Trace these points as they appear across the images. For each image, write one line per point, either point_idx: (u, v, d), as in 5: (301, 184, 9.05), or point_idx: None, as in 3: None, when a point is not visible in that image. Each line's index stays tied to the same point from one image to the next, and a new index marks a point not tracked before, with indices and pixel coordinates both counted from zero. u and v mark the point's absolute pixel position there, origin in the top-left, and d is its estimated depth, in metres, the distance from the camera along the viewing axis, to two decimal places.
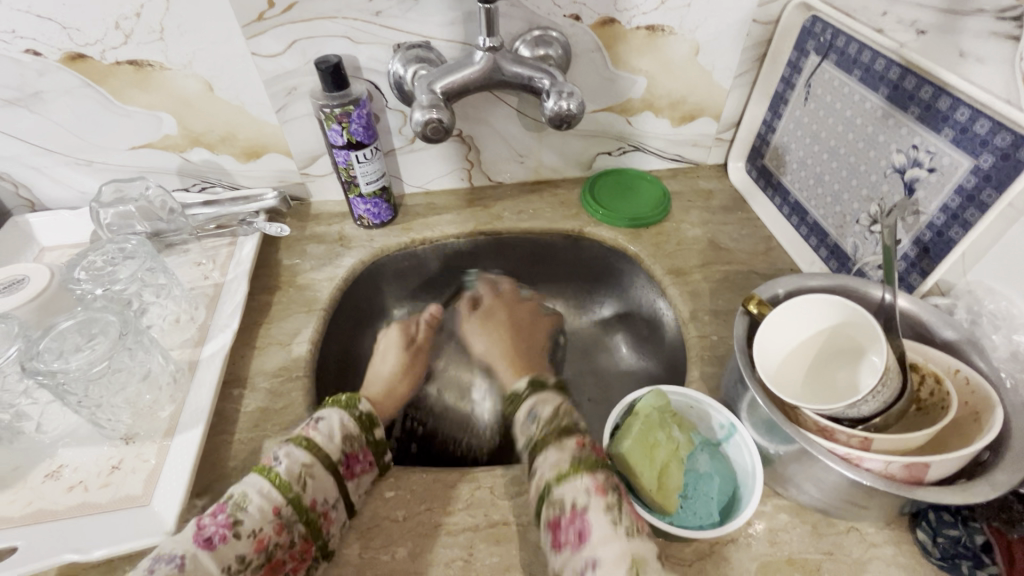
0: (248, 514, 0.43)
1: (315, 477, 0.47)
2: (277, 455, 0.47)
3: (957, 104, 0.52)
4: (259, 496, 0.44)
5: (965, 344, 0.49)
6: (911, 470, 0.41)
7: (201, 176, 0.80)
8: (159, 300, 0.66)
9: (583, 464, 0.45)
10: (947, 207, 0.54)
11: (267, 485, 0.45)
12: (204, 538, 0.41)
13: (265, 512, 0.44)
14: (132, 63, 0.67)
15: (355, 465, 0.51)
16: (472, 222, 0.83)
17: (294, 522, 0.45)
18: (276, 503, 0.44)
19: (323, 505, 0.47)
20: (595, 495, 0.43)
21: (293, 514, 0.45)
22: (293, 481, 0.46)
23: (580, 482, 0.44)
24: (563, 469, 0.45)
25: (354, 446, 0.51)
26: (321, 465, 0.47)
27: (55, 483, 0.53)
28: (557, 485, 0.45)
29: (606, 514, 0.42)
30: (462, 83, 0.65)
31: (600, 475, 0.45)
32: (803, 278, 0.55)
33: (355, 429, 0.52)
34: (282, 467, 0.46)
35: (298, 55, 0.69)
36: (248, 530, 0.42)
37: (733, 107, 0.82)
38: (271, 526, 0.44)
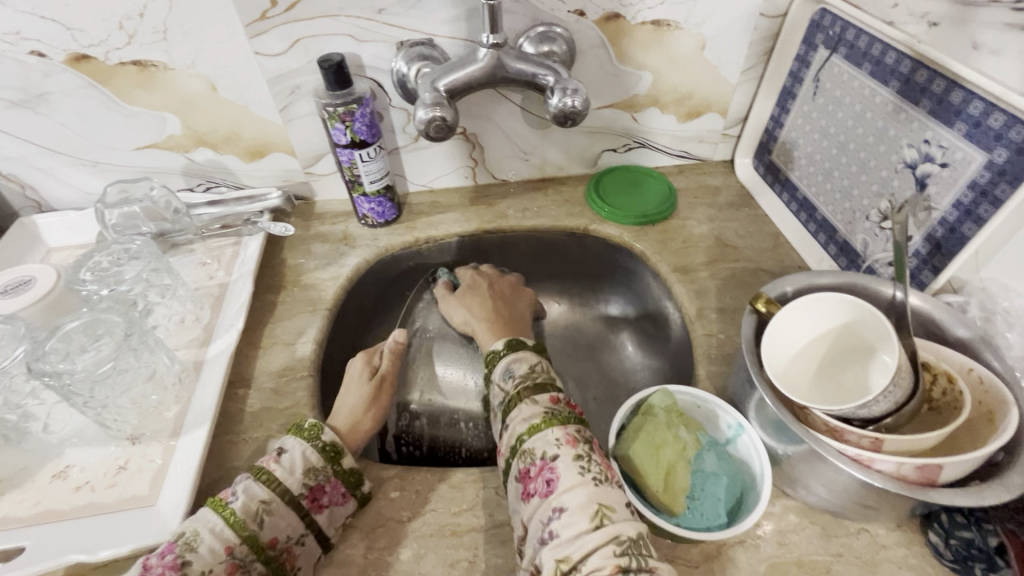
0: (198, 555, 0.42)
1: (272, 514, 0.46)
2: (232, 488, 0.46)
3: (971, 97, 0.51)
4: (210, 536, 0.43)
5: (978, 342, 0.48)
6: (924, 472, 0.40)
7: (205, 176, 0.80)
8: (165, 300, 0.67)
9: (556, 418, 0.48)
10: (960, 203, 0.53)
11: (219, 522, 0.44)
12: None
13: (216, 553, 0.43)
14: (136, 63, 0.67)
15: (323, 497, 0.48)
16: (476, 220, 0.82)
17: (250, 562, 0.44)
18: (228, 542, 0.44)
19: (284, 542, 0.46)
20: (565, 445, 0.47)
21: (248, 553, 0.44)
22: (246, 517, 0.45)
23: (551, 433, 0.47)
24: (536, 422, 0.49)
25: (320, 476, 0.48)
26: (279, 499, 0.46)
27: (62, 483, 0.53)
28: (529, 437, 0.48)
29: (575, 465, 0.45)
30: (466, 80, 0.65)
31: (571, 429, 0.48)
32: (812, 275, 0.54)
33: (320, 462, 0.49)
34: (236, 502, 0.45)
35: (301, 54, 0.69)
36: (198, 571, 0.42)
37: (740, 103, 0.81)
38: (222, 567, 0.43)
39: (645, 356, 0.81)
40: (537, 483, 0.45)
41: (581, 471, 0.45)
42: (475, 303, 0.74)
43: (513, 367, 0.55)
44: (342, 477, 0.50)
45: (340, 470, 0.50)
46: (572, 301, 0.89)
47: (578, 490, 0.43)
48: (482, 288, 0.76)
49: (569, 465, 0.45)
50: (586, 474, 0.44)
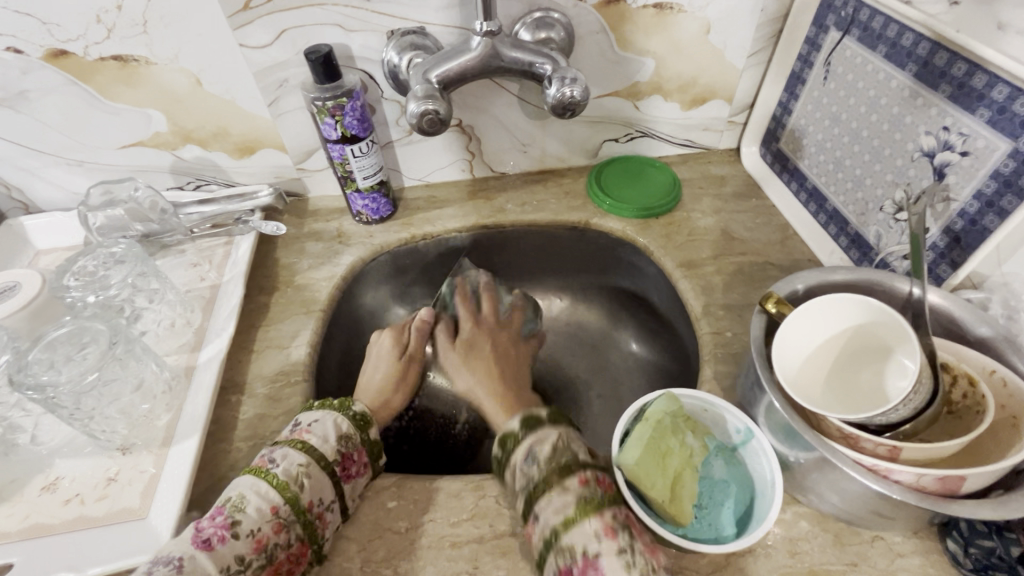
0: (246, 515, 0.43)
1: (312, 477, 0.46)
2: (275, 455, 0.47)
3: (994, 81, 0.48)
4: (256, 497, 0.44)
5: (1001, 342, 0.46)
6: (945, 483, 0.38)
7: (195, 175, 0.78)
8: (153, 305, 0.65)
9: (591, 505, 0.42)
10: (981, 194, 0.50)
11: (264, 485, 0.45)
12: (201, 540, 0.41)
13: (263, 513, 0.43)
14: (117, 59, 0.65)
15: (351, 467, 0.49)
16: (475, 215, 0.80)
17: (293, 523, 0.44)
18: (274, 502, 0.44)
19: (319, 506, 0.46)
20: (607, 539, 0.40)
21: (292, 515, 0.44)
22: (292, 481, 0.45)
23: (588, 526, 0.41)
24: (569, 513, 0.42)
25: (348, 446, 0.49)
26: (319, 465, 0.47)
27: (51, 496, 0.52)
28: (565, 531, 0.41)
29: (618, 556, 0.40)
30: (459, 71, 0.62)
31: (608, 515, 0.42)
32: (824, 272, 0.52)
33: (350, 430, 0.50)
34: (281, 469, 0.45)
35: (288, 46, 0.66)
36: (247, 531, 0.42)
37: (747, 88, 0.78)
38: (269, 526, 0.43)
39: (650, 353, 0.79)
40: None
41: (626, 564, 0.39)
42: (480, 362, 0.62)
43: (534, 447, 0.46)
44: (366, 451, 0.51)
45: (367, 441, 0.51)
46: (575, 297, 0.87)
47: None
48: (484, 342, 0.66)
49: (614, 562, 0.39)
50: (632, 567, 0.39)
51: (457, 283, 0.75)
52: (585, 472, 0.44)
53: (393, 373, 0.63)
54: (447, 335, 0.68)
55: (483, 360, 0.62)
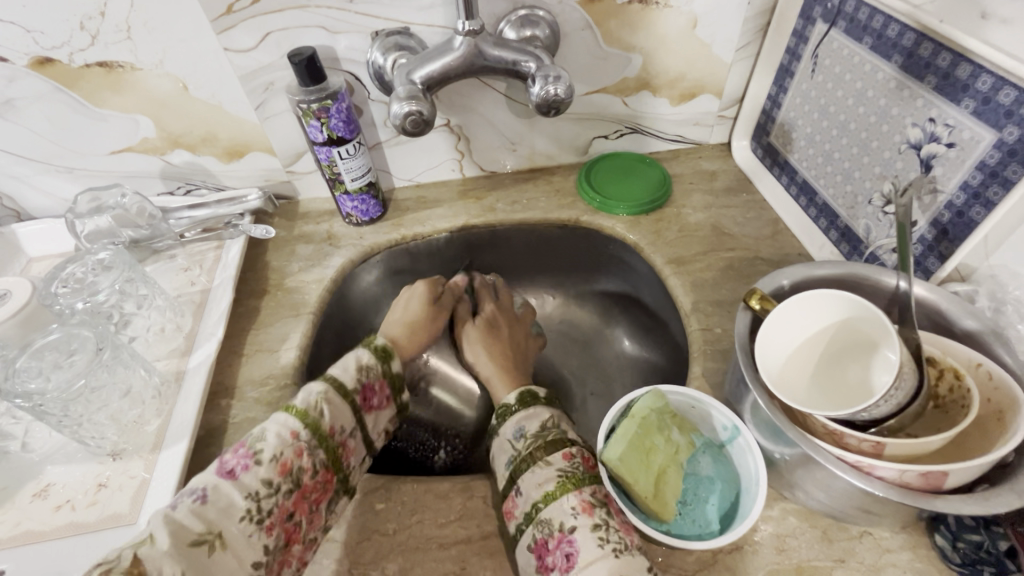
0: (268, 444, 0.46)
1: (332, 404, 0.50)
2: (297, 393, 0.51)
3: (979, 71, 0.47)
4: (278, 428, 0.47)
5: (988, 335, 0.45)
6: (929, 479, 0.38)
7: (185, 179, 0.78)
8: (142, 311, 0.65)
9: (571, 482, 0.46)
10: (968, 185, 0.50)
11: (285, 418, 0.48)
12: (227, 470, 0.44)
13: (284, 438, 0.46)
14: (103, 65, 0.65)
15: (372, 398, 0.54)
16: (464, 215, 0.79)
17: (316, 447, 0.48)
18: (293, 428, 0.47)
19: (341, 433, 0.50)
20: (582, 514, 0.44)
21: (314, 438, 0.48)
22: (311, 408, 0.49)
23: (566, 501, 0.45)
24: (550, 489, 0.46)
25: (369, 378, 0.54)
26: (338, 393, 0.51)
27: (42, 503, 0.52)
28: (545, 506, 0.45)
29: (593, 535, 0.42)
30: (442, 71, 0.62)
31: (586, 493, 0.45)
32: (810, 267, 0.51)
33: (373, 362, 0.56)
34: (301, 400, 0.49)
35: (272, 48, 0.66)
36: (270, 457, 0.45)
37: (736, 82, 0.78)
38: (291, 450, 0.46)
39: (642, 350, 0.79)
40: (557, 557, 0.43)
41: (600, 542, 0.42)
42: (493, 347, 0.70)
43: (526, 424, 0.52)
44: (387, 385, 0.57)
45: (387, 375, 0.57)
46: (567, 295, 0.87)
47: (598, 564, 0.41)
48: (501, 329, 0.73)
49: (588, 538, 0.42)
50: (605, 545, 0.42)
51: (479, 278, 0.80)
52: (571, 448, 0.49)
53: (421, 317, 0.68)
54: (467, 312, 0.75)
55: (499, 347, 0.70)
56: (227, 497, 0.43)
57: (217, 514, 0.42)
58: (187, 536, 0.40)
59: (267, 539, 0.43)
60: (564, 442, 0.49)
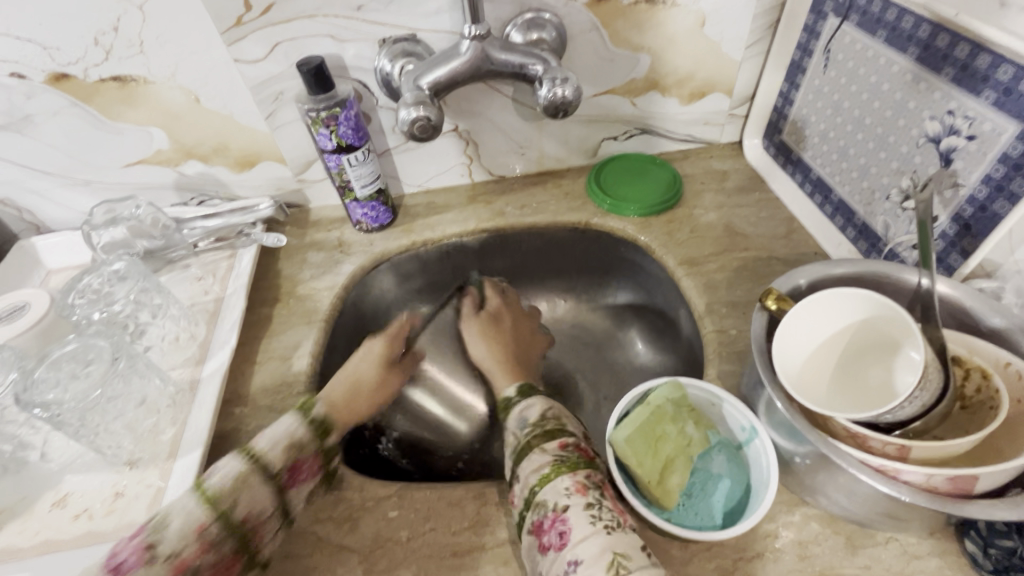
0: (168, 534, 0.41)
1: (249, 489, 0.45)
2: (212, 469, 0.46)
3: (999, 61, 0.46)
4: (182, 514, 0.43)
5: (1016, 332, 0.44)
6: (957, 483, 0.36)
7: (198, 190, 0.79)
8: (157, 321, 0.66)
9: (564, 465, 0.45)
10: (990, 179, 0.48)
11: (195, 501, 0.44)
12: (117, 563, 0.40)
13: (187, 531, 0.42)
14: (116, 79, 0.66)
15: (300, 474, 0.49)
16: (474, 219, 0.79)
17: (222, 539, 0.43)
18: (201, 520, 0.43)
19: (256, 519, 0.45)
20: (576, 496, 0.43)
21: (220, 532, 0.43)
22: (219, 496, 0.44)
23: (561, 482, 0.44)
24: (545, 472, 0.45)
25: (300, 454, 0.49)
26: (258, 475, 0.46)
27: (61, 512, 0.53)
28: (540, 489, 0.44)
29: (586, 513, 0.42)
30: (450, 77, 0.62)
31: (581, 475, 0.44)
32: (827, 265, 0.50)
33: (309, 436, 0.51)
34: (216, 479, 0.45)
35: (282, 59, 0.66)
36: (167, 553, 0.40)
37: (746, 80, 0.77)
38: (193, 547, 0.41)
39: (656, 353, 0.78)
40: (551, 536, 0.42)
41: (593, 520, 0.41)
42: (492, 337, 0.72)
43: (527, 411, 0.52)
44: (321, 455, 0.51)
45: (323, 447, 0.51)
46: (579, 299, 0.87)
47: (591, 540, 0.40)
48: (504, 320, 0.75)
49: (581, 516, 0.41)
50: (598, 522, 0.41)
51: (490, 280, 0.82)
52: (567, 437, 0.48)
53: (375, 378, 0.63)
54: (472, 307, 0.78)
55: (502, 339, 0.72)
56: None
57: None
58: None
59: None
60: (563, 433, 0.48)
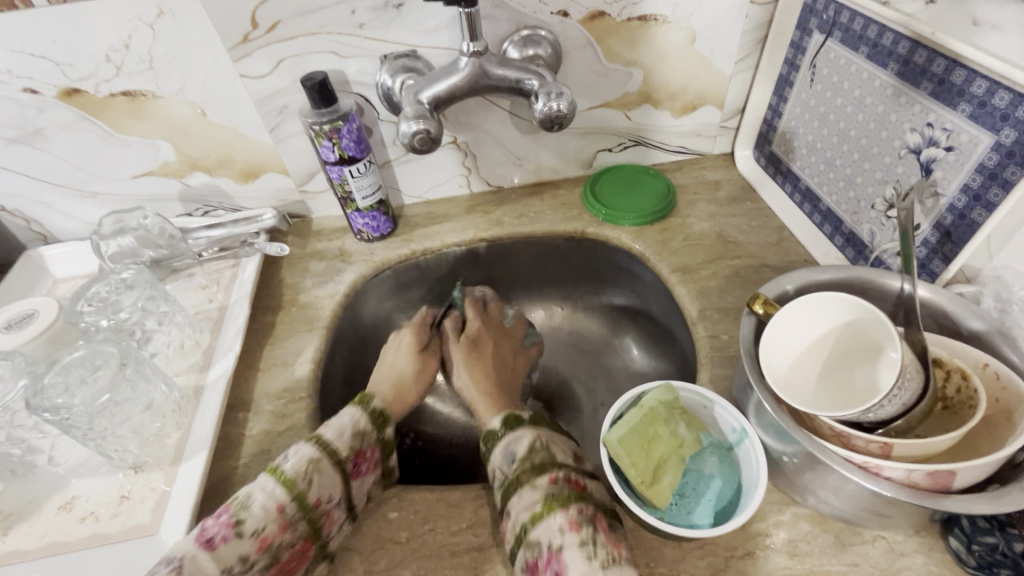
0: (250, 514, 0.44)
1: (321, 473, 0.48)
2: (286, 454, 0.49)
3: (972, 76, 0.48)
4: (262, 496, 0.45)
5: (995, 335, 0.45)
6: (937, 478, 0.38)
7: (203, 201, 0.81)
8: (163, 328, 0.67)
9: (556, 501, 0.45)
10: (968, 188, 0.50)
11: (272, 484, 0.46)
12: (205, 539, 0.43)
13: (268, 511, 0.45)
14: (126, 94, 0.68)
15: (362, 464, 0.52)
16: (473, 229, 0.81)
17: (298, 520, 0.46)
18: (279, 501, 0.45)
19: (327, 503, 0.47)
20: (569, 533, 0.42)
21: (297, 512, 0.46)
22: (297, 479, 0.47)
23: (552, 521, 0.43)
24: (536, 509, 0.45)
25: (362, 442, 0.52)
26: (328, 461, 0.49)
27: (68, 515, 0.54)
28: (532, 527, 0.44)
29: (581, 551, 0.41)
30: (449, 91, 0.64)
31: (574, 511, 0.44)
32: (813, 271, 0.52)
33: (367, 425, 0.54)
34: (290, 466, 0.47)
35: (286, 74, 0.69)
36: (251, 530, 0.44)
37: (737, 93, 0.79)
38: (274, 523, 0.44)
39: (651, 359, 0.79)
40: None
41: (587, 558, 0.41)
42: (475, 363, 0.67)
43: (514, 445, 0.50)
44: (382, 445, 0.54)
45: (382, 438, 0.55)
46: (575, 306, 0.88)
47: None
48: (488, 342, 0.70)
49: (576, 554, 0.41)
50: (593, 560, 0.41)
51: (470, 295, 0.76)
52: (556, 471, 0.47)
53: (415, 366, 0.65)
54: (454, 330, 0.72)
55: (485, 366, 0.66)
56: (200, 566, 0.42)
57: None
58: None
59: None
60: (550, 467, 0.47)
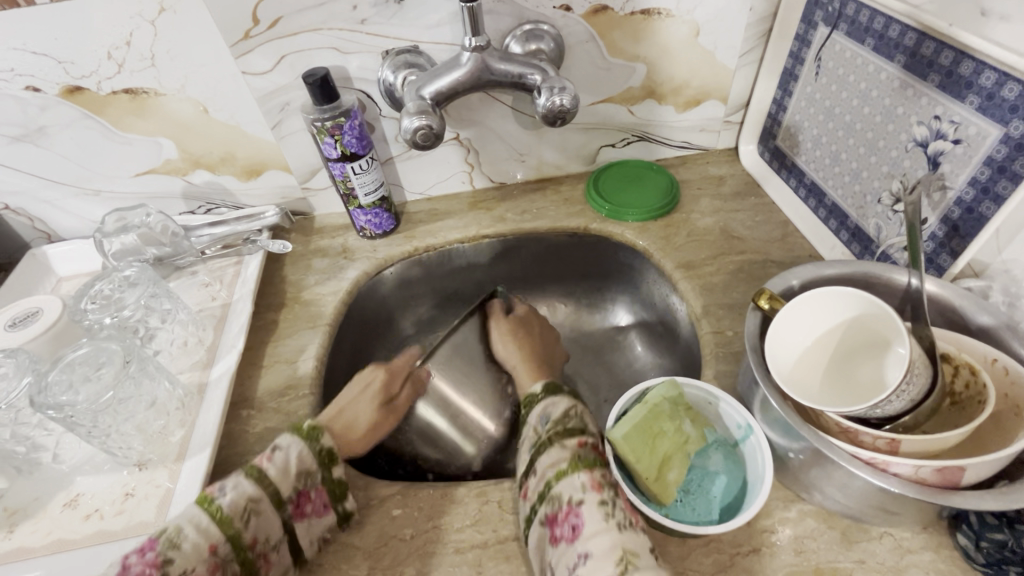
0: (181, 553, 0.42)
1: (259, 514, 0.45)
2: (224, 486, 0.46)
3: (981, 68, 0.47)
4: (195, 532, 0.43)
5: (1003, 330, 0.45)
6: (945, 475, 0.37)
7: (205, 199, 0.81)
8: (166, 325, 0.68)
9: (583, 461, 0.46)
10: (976, 181, 0.49)
11: (206, 519, 0.44)
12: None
13: (198, 551, 0.42)
14: (128, 92, 0.68)
15: (307, 505, 0.48)
16: (475, 225, 0.81)
17: (229, 561, 0.44)
18: (212, 540, 0.43)
19: (263, 545, 0.46)
20: (590, 491, 0.43)
21: (230, 553, 0.44)
22: (230, 521, 0.44)
23: (576, 478, 0.44)
24: (562, 467, 0.46)
25: (307, 482, 0.49)
26: (269, 501, 0.46)
27: (73, 512, 0.54)
28: (556, 481, 0.45)
29: (599, 510, 0.42)
30: (451, 86, 0.63)
31: (597, 473, 0.45)
32: (819, 266, 0.52)
33: (314, 465, 0.50)
34: (225, 505, 0.44)
35: (288, 70, 0.68)
36: (179, 570, 0.41)
37: (741, 87, 0.79)
38: (204, 565, 0.42)
39: (655, 356, 0.79)
40: (563, 529, 0.43)
41: (605, 517, 0.42)
42: (523, 342, 0.69)
43: (550, 409, 0.51)
44: (331, 488, 0.50)
45: (330, 480, 0.50)
46: (579, 303, 0.88)
47: (602, 536, 0.41)
48: (534, 327, 0.72)
49: (593, 512, 0.42)
50: (611, 520, 0.42)
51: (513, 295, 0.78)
52: (587, 435, 0.48)
53: (367, 422, 0.59)
54: (500, 308, 0.73)
55: (530, 343, 0.69)
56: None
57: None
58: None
59: None
60: (586, 431, 0.49)
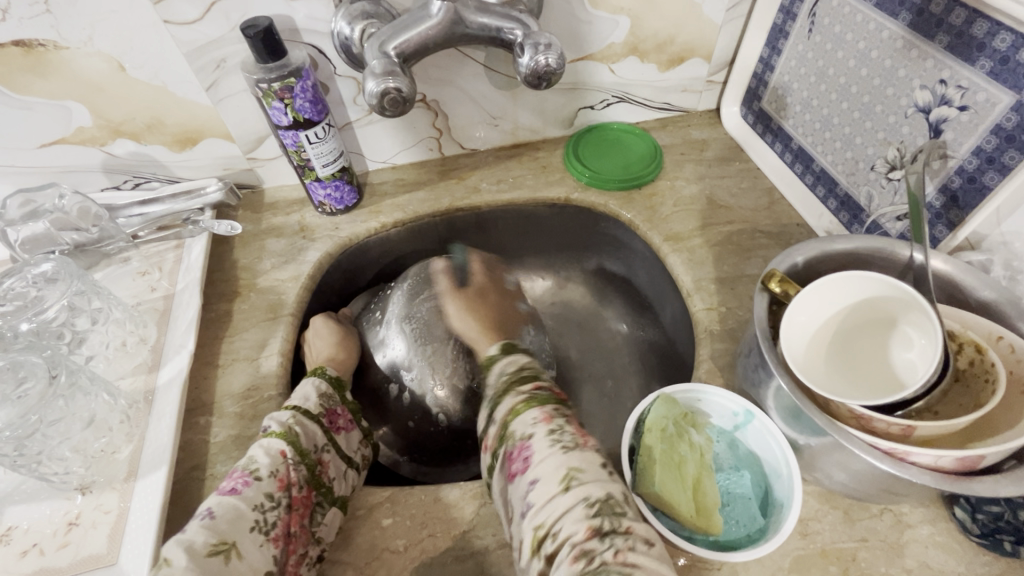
0: (262, 463, 0.44)
1: (303, 425, 0.49)
2: (264, 425, 0.48)
3: (996, 29, 0.45)
4: (263, 451, 0.45)
5: (1005, 305, 0.45)
6: (963, 462, 0.37)
7: (131, 172, 0.69)
8: (97, 327, 0.59)
9: (535, 399, 0.45)
10: (981, 150, 0.48)
11: (267, 442, 0.46)
12: (227, 490, 0.42)
13: (274, 457, 0.45)
14: (19, 43, 0.55)
15: (337, 420, 0.52)
16: (447, 197, 0.74)
17: (299, 463, 0.46)
18: (280, 448, 0.46)
19: (316, 451, 0.48)
20: (541, 424, 0.42)
21: (296, 456, 0.46)
22: (288, 428, 0.47)
23: (529, 415, 0.43)
24: (518, 407, 0.45)
25: (332, 402, 0.53)
26: (307, 414, 0.50)
27: (6, 549, 0.47)
28: (512, 422, 0.44)
29: (547, 438, 0.41)
30: (420, 41, 0.55)
31: (548, 408, 0.44)
32: (825, 242, 0.49)
33: (330, 389, 0.54)
34: (273, 426, 0.47)
35: (221, 20, 0.58)
36: (267, 472, 0.44)
37: (726, 44, 0.73)
38: (282, 469, 0.45)
39: (638, 329, 0.77)
40: (517, 464, 0.41)
41: (552, 443, 0.41)
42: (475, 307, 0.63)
43: (506, 365, 0.50)
44: (349, 408, 0.55)
45: (346, 402, 0.55)
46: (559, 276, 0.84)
47: (550, 460, 0.40)
48: (478, 296, 0.64)
49: (541, 441, 0.41)
50: (557, 443, 0.40)
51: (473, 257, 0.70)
52: (540, 380, 0.48)
53: (335, 334, 0.63)
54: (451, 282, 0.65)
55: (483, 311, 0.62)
56: (231, 511, 0.41)
57: (227, 526, 0.40)
58: (202, 549, 0.38)
59: (277, 549, 0.41)
60: (539, 377, 0.48)
